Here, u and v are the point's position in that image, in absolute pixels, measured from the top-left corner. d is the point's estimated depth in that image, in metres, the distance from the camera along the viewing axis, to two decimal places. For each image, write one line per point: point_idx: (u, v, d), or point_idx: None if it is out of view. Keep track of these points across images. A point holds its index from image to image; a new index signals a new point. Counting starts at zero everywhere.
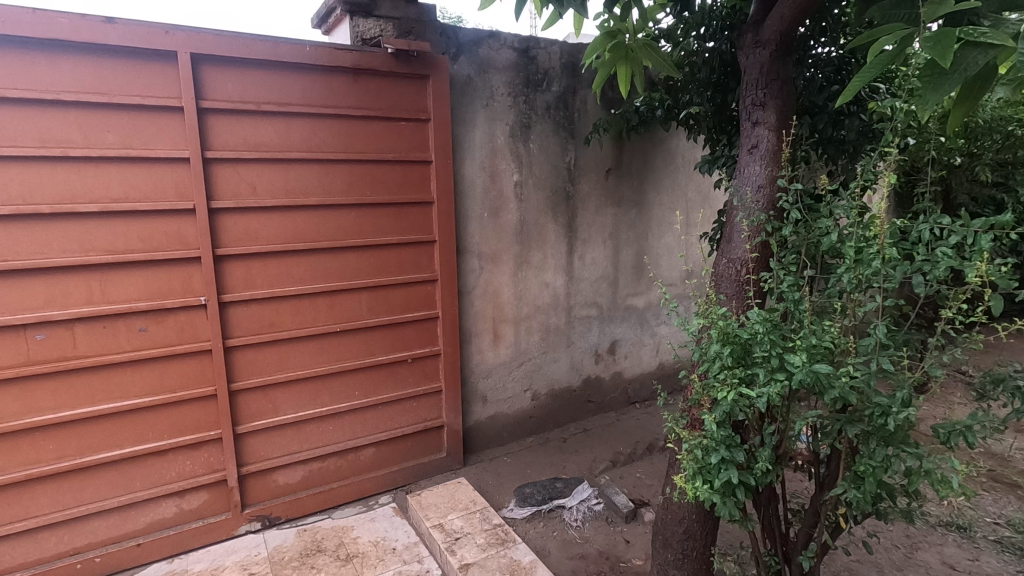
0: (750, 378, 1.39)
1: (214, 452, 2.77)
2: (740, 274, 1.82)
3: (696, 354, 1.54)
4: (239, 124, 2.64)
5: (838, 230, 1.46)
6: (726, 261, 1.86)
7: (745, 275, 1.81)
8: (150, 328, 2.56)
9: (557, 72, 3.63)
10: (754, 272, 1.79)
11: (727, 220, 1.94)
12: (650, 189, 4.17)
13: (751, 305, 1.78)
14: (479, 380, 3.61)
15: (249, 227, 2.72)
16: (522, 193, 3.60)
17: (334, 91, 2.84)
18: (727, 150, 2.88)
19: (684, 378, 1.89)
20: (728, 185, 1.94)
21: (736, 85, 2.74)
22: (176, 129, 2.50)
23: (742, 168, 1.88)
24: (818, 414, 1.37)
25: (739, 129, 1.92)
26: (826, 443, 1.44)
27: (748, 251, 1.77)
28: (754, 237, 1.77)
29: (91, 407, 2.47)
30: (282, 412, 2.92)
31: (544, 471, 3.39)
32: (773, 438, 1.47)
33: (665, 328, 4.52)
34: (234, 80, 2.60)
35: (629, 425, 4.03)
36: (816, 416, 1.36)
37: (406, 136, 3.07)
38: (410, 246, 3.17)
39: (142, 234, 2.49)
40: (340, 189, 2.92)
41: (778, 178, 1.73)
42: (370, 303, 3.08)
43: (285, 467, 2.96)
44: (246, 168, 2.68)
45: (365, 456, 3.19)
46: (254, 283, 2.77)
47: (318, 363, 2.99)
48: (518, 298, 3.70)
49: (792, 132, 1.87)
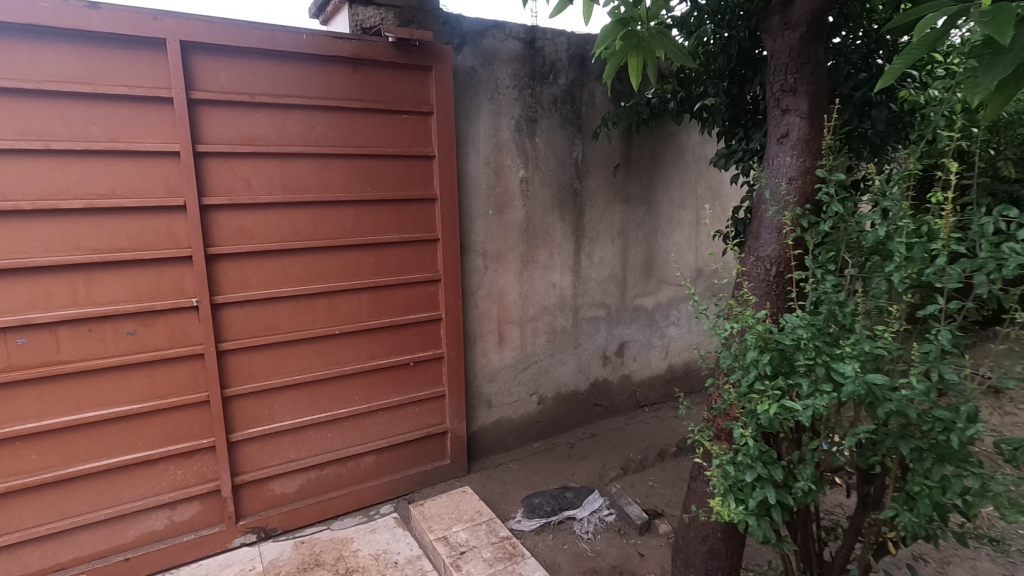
0: (791, 389, 1.26)
1: (207, 461, 2.63)
2: (771, 273, 1.70)
3: (728, 362, 1.42)
4: (232, 116, 2.51)
5: (886, 226, 1.33)
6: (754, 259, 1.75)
7: (774, 275, 1.69)
8: (139, 331, 2.43)
9: (565, 64, 3.49)
10: (788, 271, 1.67)
11: (756, 214, 1.82)
12: (659, 186, 4.04)
13: (790, 308, 1.66)
14: (483, 384, 3.48)
15: (243, 225, 2.59)
16: (528, 190, 3.47)
17: (334, 82, 2.71)
18: (745, 144, 2.76)
19: (710, 385, 1.77)
20: (755, 177, 1.82)
21: (755, 75, 2.61)
22: (165, 121, 2.37)
23: (771, 159, 1.76)
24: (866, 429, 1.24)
25: (767, 117, 1.80)
26: (875, 460, 1.31)
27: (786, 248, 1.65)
28: (788, 233, 1.65)
29: (76, 415, 2.34)
30: (279, 419, 2.79)
31: (552, 479, 3.26)
32: (816, 454, 1.34)
33: (674, 330, 4.36)
34: (227, 71, 2.47)
35: (639, 430, 3.90)
36: (867, 432, 1.23)
37: (407, 129, 2.94)
38: (413, 244, 3.04)
39: (131, 232, 2.36)
40: (339, 185, 2.79)
41: (817, 169, 1.59)
42: (370, 304, 2.95)
43: (281, 476, 2.83)
44: (240, 162, 2.55)
45: (366, 464, 3.06)
46: (249, 283, 2.64)
47: (316, 367, 2.85)
48: (524, 299, 3.57)
49: (826, 119, 1.73)
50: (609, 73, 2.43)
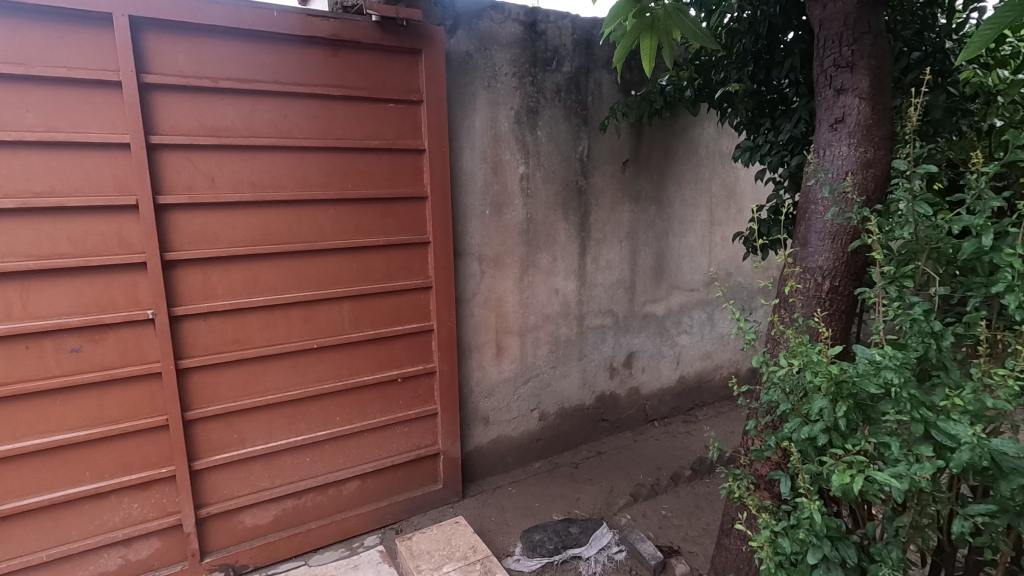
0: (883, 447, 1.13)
1: (167, 492, 2.34)
2: (822, 287, 1.56)
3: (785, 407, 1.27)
4: (192, 103, 2.21)
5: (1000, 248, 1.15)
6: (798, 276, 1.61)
7: (827, 296, 1.54)
8: (85, 348, 2.14)
9: (569, 50, 3.19)
10: (846, 285, 1.54)
11: (802, 211, 1.65)
12: (671, 182, 3.73)
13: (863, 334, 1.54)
14: (480, 400, 3.18)
15: (206, 226, 2.29)
16: (529, 188, 3.17)
17: (310, 66, 2.41)
18: (770, 135, 2.44)
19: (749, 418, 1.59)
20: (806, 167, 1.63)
21: (785, 58, 2.32)
22: (112, 108, 2.07)
23: (823, 147, 1.57)
24: (987, 507, 1.13)
25: (817, 98, 1.59)
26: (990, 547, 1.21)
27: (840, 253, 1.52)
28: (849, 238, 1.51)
29: (11, 444, 2.05)
30: (250, 443, 2.50)
31: (554, 506, 2.98)
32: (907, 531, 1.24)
33: (686, 339, 4.07)
34: (186, 52, 2.17)
35: (649, 448, 3.61)
36: (987, 511, 1.14)
37: (394, 120, 2.64)
38: (400, 248, 2.74)
39: (73, 236, 2.06)
40: (317, 181, 2.49)
41: (896, 158, 1.30)
42: (353, 315, 2.65)
43: (253, 506, 2.54)
44: (202, 156, 2.25)
45: (349, 491, 2.77)
46: (214, 293, 2.34)
47: (291, 385, 2.56)
48: (524, 308, 3.27)
49: (887, 100, 1.53)
50: (619, 55, 2.08)
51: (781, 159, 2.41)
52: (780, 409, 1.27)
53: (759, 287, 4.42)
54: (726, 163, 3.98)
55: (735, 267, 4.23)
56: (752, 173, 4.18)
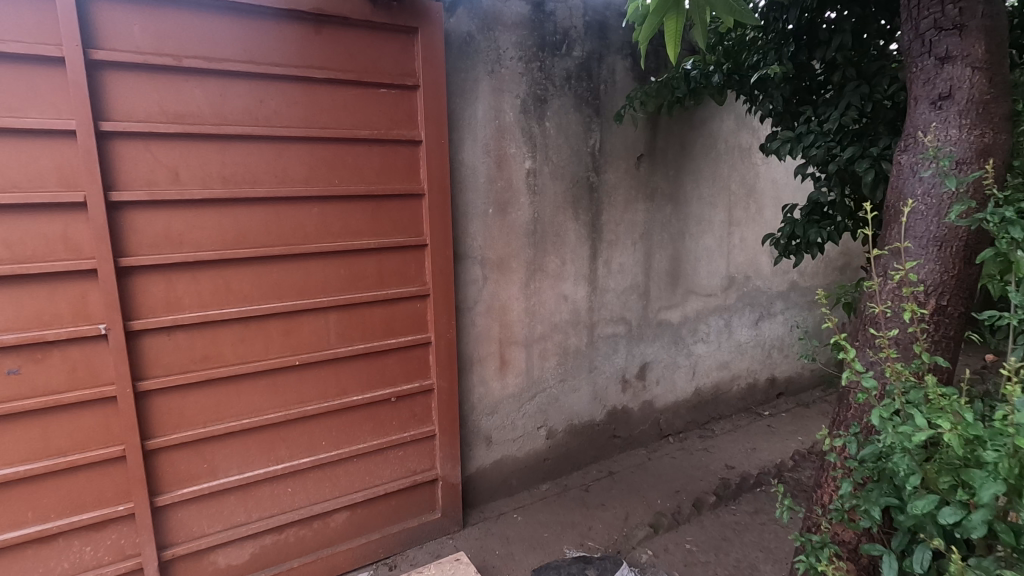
0: None
1: (126, 532, 2.04)
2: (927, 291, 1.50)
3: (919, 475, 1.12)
4: (152, 85, 1.91)
5: None
6: (891, 293, 1.54)
7: (934, 316, 1.50)
8: (26, 369, 1.83)
9: (581, 33, 2.89)
10: (955, 289, 1.49)
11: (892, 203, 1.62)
12: (688, 179, 3.45)
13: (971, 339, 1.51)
14: (481, 418, 2.89)
15: (168, 228, 1.98)
16: (537, 185, 2.88)
17: (291, 45, 2.11)
18: (813, 124, 2.17)
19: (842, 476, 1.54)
20: (904, 148, 1.60)
21: (831, 36, 2.09)
22: (54, 89, 1.76)
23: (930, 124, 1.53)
24: None
25: (920, 70, 1.57)
26: None
27: (948, 249, 1.48)
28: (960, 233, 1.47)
29: None
30: (222, 473, 2.20)
31: (565, 536, 2.69)
32: None
33: (702, 348, 3.78)
34: (144, 25, 1.87)
35: (664, 467, 3.34)
36: None
37: (387, 108, 2.34)
38: (393, 251, 2.44)
39: (8, 239, 1.76)
40: (299, 176, 2.19)
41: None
42: (340, 327, 2.36)
43: (226, 544, 2.24)
44: (162, 146, 1.94)
45: (337, 523, 2.47)
46: (179, 304, 2.03)
47: (269, 407, 2.25)
48: (530, 316, 2.98)
49: (999, 73, 1.49)
50: (642, 36, 1.74)
51: (829, 151, 2.12)
52: (919, 482, 1.12)
53: (778, 291, 4.14)
54: (746, 159, 3.70)
55: (754, 270, 3.95)
56: (773, 169, 3.89)
